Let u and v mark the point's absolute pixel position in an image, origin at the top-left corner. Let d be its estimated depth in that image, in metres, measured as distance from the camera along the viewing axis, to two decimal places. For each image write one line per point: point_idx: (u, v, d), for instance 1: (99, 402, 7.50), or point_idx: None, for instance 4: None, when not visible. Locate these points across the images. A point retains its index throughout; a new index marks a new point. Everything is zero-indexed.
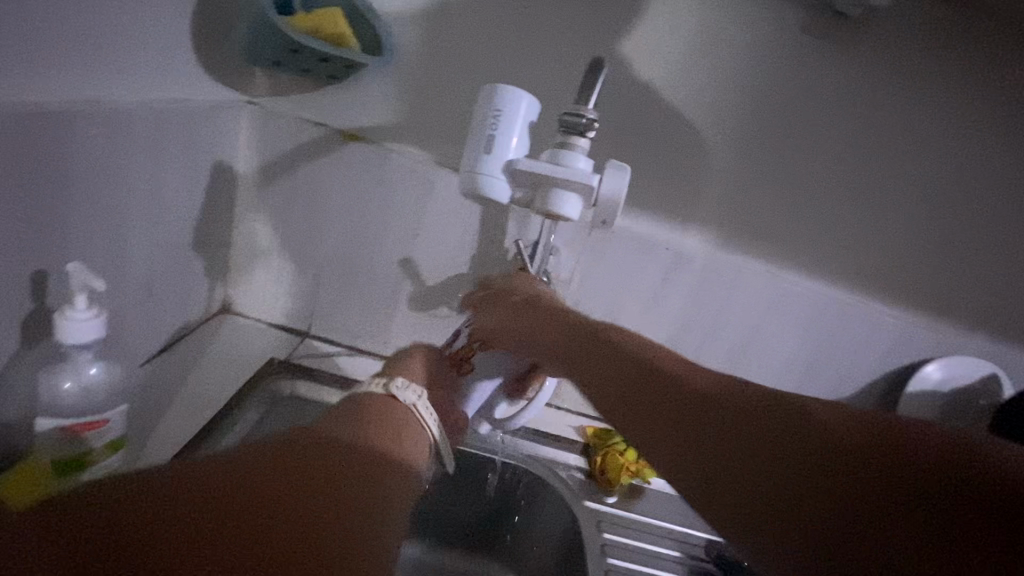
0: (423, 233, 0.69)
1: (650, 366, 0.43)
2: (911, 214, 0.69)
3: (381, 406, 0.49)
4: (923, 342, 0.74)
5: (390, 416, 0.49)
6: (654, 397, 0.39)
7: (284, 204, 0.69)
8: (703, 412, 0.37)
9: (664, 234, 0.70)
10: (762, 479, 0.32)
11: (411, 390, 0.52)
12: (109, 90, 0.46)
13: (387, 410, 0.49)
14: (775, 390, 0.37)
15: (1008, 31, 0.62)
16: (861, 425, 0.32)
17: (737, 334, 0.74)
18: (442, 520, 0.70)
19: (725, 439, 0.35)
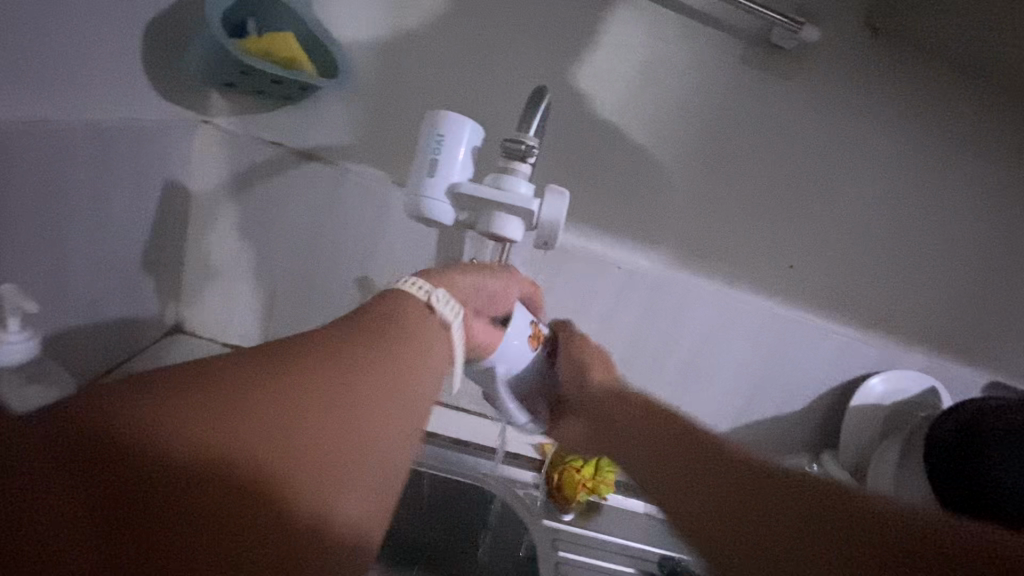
0: (380, 253, 0.69)
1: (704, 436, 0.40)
2: (850, 234, 0.72)
3: (402, 301, 0.43)
4: (866, 357, 0.77)
5: (407, 325, 0.42)
6: (706, 497, 0.35)
7: (238, 223, 0.69)
8: (761, 500, 0.33)
9: (619, 254, 0.71)
10: None
11: (448, 302, 0.44)
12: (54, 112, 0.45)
13: (405, 312, 0.43)
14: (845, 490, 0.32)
15: (932, 64, 0.67)
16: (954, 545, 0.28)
17: (690, 351, 0.75)
18: (399, 542, 0.70)
19: (753, 519, 0.32)
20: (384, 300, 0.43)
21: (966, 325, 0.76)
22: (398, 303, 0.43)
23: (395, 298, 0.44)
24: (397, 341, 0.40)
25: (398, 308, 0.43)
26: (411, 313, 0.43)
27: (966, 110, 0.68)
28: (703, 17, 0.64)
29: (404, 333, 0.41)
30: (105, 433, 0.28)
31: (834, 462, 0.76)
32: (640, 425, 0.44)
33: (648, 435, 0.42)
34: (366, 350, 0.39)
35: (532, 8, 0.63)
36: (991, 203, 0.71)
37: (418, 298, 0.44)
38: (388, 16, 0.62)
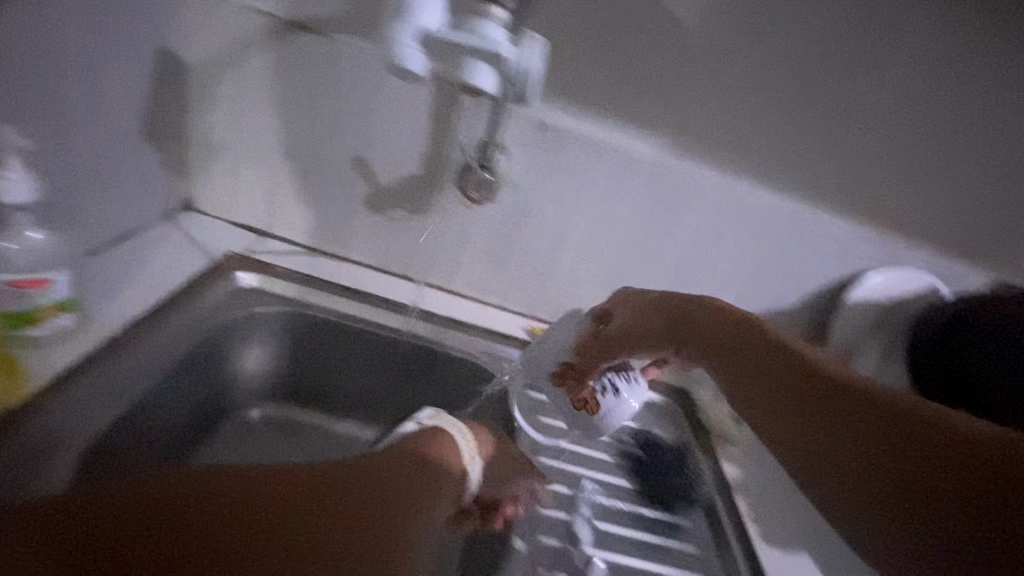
0: (374, 131, 0.69)
1: (807, 359, 0.50)
2: (860, 121, 0.69)
3: (442, 451, 0.49)
4: (866, 253, 0.75)
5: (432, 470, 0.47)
6: (871, 406, 0.44)
7: (235, 99, 0.69)
8: (843, 415, 0.45)
9: (617, 137, 0.69)
10: (929, 517, 0.39)
11: (469, 440, 0.53)
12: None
13: (453, 450, 0.50)
14: (909, 407, 0.43)
15: None
16: (978, 441, 0.40)
17: (683, 241, 0.76)
18: (398, 410, 0.75)
19: (836, 416, 0.45)
20: (430, 443, 0.50)
21: (975, 222, 0.74)
22: (448, 446, 0.50)
23: (440, 441, 0.50)
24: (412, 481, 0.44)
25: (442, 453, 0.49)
26: (430, 457, 0.48)
27: None
28: None
29: (432, 471, 0.47)
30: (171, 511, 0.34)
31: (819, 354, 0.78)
32: (758, 350, 0.52)
33: (762, 363, 0.51)
34: (421, 446, 0.48)
35: None
36: (1012, 88, 0.67)
37: (461, 442, 0.52)
38: None
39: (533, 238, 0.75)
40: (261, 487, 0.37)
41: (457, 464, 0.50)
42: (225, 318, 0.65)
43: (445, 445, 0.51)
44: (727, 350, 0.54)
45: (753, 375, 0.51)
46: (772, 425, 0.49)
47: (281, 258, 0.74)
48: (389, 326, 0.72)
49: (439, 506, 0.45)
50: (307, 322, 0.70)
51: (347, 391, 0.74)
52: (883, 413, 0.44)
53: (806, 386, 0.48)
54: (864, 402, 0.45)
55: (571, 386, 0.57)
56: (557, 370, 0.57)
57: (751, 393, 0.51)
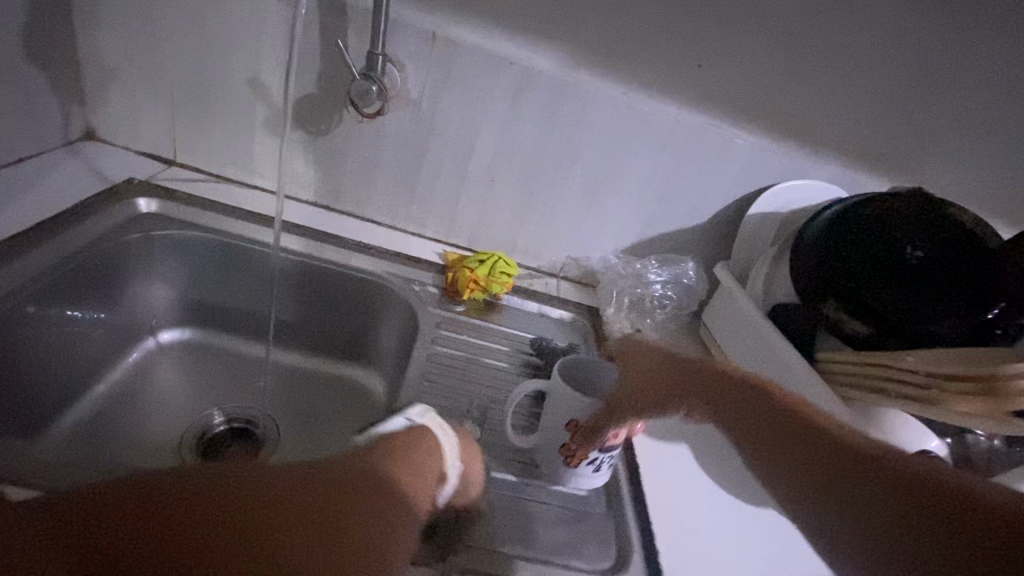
0: (266, 49, 0.69)
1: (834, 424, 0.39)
2: (758, 27, 0.68)
3: (415, 460, 0.39)
4: (772, 166, 0.75)
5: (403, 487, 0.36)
6: (883, 478, 0.35)
7: (121, 18, 0.68)
8: (867, 490, 0.35)
9: (512, 50, 0.69)
10: None
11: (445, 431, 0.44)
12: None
13: (433, 449, 0.41)
14: (918, 465, 0.35)
15: None
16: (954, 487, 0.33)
17: (589, 159, 0.75)
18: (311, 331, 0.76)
19: (853, 502, 0.35)
20: (410, 444, 0.40)
21: (879, 130, 0.73)
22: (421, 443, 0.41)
23: (416, 444, 0.41)
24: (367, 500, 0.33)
25: (420, 452, 0.40)
26: (408, 472, 0.38)
27: None
28: None
29: (412, 481, 0.38)
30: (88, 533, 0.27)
31: (726, 270, 0.79)
32: (755, 395, 0.43)
33: (742, 400, 0.43)
34: (388, 460, 0.37)
35: None
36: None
37: (438, 440, 0.43)
38: None
39: (438, 159, 0.75)
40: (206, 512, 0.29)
41: (440, 463, 0.41)
42: (125, 238, 0.67)
43: (426, 445, 0.41)
44: (714, 394, 0.45)
45: (773, 448, 0.39)
46: (766, 468, 0.39)
47: (187, 185, 0.75)
48: (294, 249, 0.73)
49: (414, 541, 0.34)
50: (213, 244, 0.72)
51: (260, 315, 0.75)
52: (927, 492, 0.33)
53: (820, 438, 0.38)
54: (888, 500, 0.34)
55: (579, 441, 0.51)
56: (567, 424, 0.52)
57: (777, 449, 0.39)
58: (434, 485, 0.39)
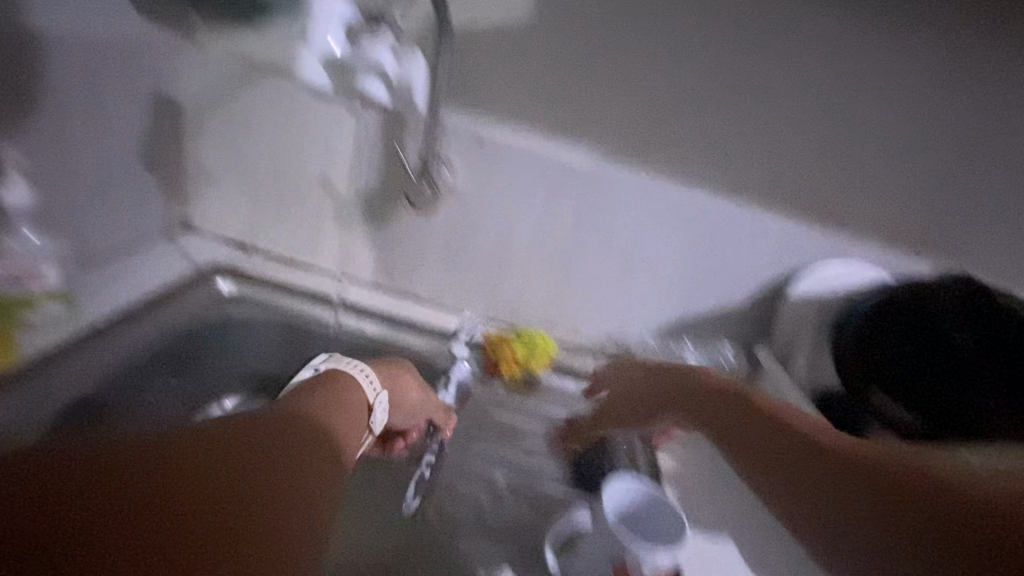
0: (335, 155, 0.79)
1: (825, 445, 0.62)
2: (793, 123, 0.70)
3: (333, 405, 0.64)
4: (810, 251, 0.76)
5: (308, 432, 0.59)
6: (877, 483, 0.59)
7: (218, 133, 0.79)
8: (850, 481, 0.60)
9: (550, 149, 0.75)
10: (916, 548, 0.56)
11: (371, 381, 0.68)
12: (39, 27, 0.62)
13: (351, 393, 0.66)
14: (923, 466, 0.59)
15: None
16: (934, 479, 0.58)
17: (624, 245, 0.79)
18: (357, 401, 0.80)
19: (907, 516, 0.57)
20: (328, 389, 0.65)
21: (925, 215, 0.72)
22: (343, 385, 0.67)
23: (344, 389, 0.67)
24: (293, 436, 0.58)
25: (341, 393, 0.66)
26: (313, 412, 0.62)
27: None
28: None
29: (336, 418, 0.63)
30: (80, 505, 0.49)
31: (769, 352, 0.78)
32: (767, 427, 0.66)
33: (793, 450, 0.63)
34: (314, 399, 0.64)
35: None
36: (959, 73, 0.65)
37: (364, 390, 0.67)
38: None
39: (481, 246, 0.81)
40: (170, 463, 0.53)
41: (356, 395, 0.67)
42: (212, 316, 0.77)
43: (347, 388, 0.67)
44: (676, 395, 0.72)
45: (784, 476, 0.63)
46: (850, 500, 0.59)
47: (262, 268, 0.84)
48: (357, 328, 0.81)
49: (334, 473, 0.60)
50: (276, 321, 0.79)
51: None
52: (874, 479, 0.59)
53: (886, 493, 0.58)
54: (832, 474, 0.61)
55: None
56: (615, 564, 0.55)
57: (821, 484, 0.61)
58: (355, 407, 0.66)
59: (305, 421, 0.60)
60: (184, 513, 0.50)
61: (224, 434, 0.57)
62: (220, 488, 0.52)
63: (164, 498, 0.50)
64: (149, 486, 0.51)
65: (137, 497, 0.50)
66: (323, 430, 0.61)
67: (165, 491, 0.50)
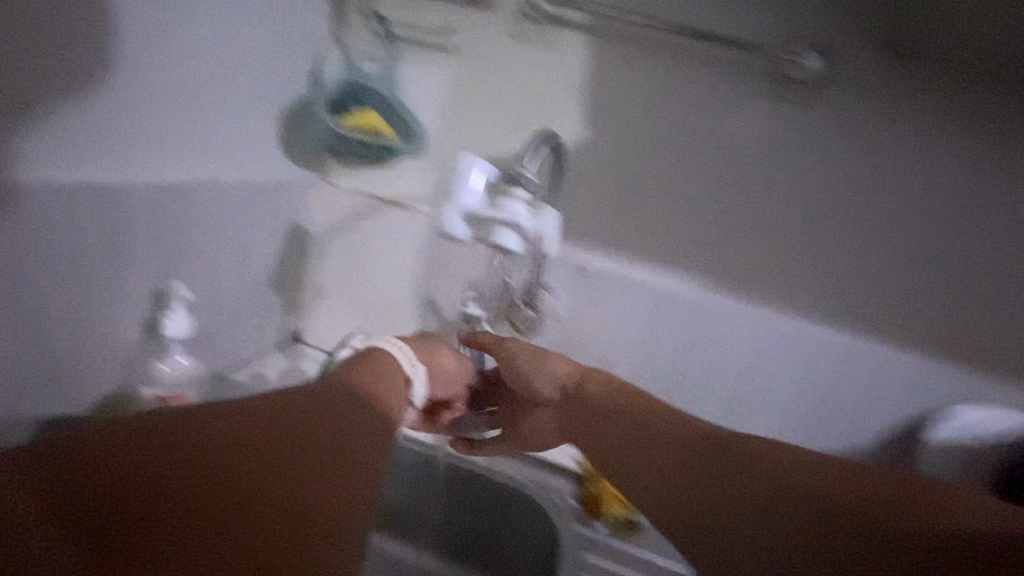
0: (441, 278, 0.84)
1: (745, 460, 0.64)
2: (905, 256, 0.68)
3: (378, 378, 0.63)
4: (940, 389, 0.70)
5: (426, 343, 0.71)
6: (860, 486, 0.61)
7: (335, 256, 0.86)
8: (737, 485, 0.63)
9: (650, 276, 0.77)
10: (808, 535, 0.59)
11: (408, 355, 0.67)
12: (146, 175, 0.62)
13: (393, 368, 0.65)
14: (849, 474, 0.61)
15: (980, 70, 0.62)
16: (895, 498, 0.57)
17: (726, 371, 0.77)
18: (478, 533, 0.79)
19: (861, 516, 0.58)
20: (372, 362, 0.65)
21: None
22: (387, 366, 0.65)
23: (381, 361, 0.65)
24: (336, 399, 0.62)
25: (381, 370, 0.64)
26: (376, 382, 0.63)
27: None
28: (720, 61, 0.71)
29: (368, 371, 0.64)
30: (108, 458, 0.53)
31: None
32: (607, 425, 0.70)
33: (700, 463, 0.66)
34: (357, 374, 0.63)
35: (565, 68, 0.76)
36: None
37: (401, 364, 0.65)
38: (451, 93, 0.80)
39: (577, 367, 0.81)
40: (201, 451, 0.57)
41: (396, 371, 0.65)
42: None
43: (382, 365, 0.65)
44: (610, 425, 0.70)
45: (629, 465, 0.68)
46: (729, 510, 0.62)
47: None
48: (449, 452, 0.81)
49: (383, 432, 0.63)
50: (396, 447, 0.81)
51: (422, 516, 0.83)
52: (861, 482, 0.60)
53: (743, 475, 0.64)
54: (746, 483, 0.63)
55: None
56: None
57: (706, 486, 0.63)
58: (394, 384, 0.64)
59: (331, 390, 0.62)
60: (201, 480, 0.55)
61: (218, 428, 0.59)
62: (248, 468, 0.58)
63: (198, 469, 0.55)
64: (156, 460, 0.54)
65: (163, 462, 0.54)
66: (366, 397, 0.62)
67: (175, 475, 0.54)
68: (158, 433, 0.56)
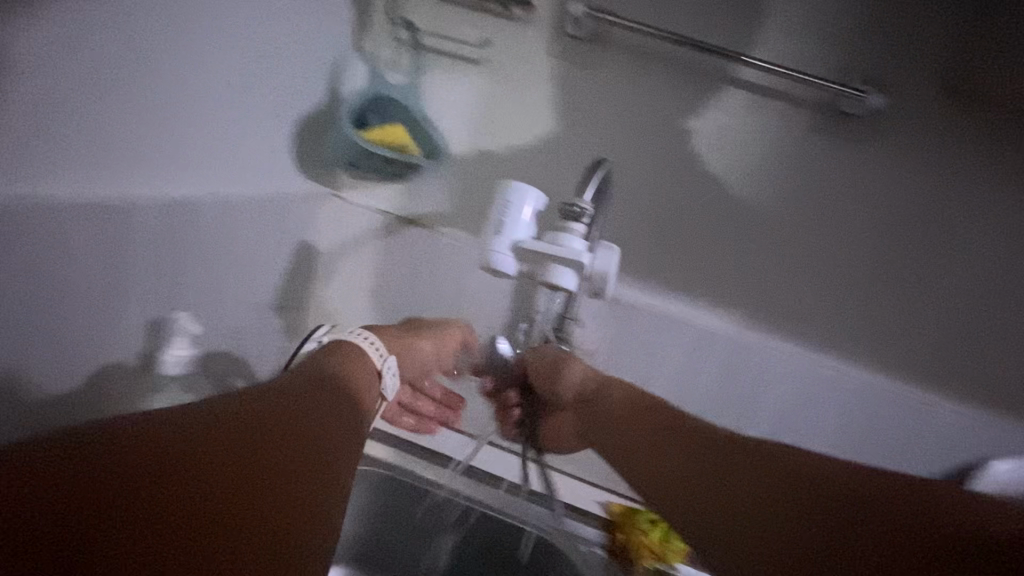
0: (463, 306, 0.78)
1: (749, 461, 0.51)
2: (948, 301, 0.68)
3: (349, 371, 0.54)
4: (981, 439, 0.68)
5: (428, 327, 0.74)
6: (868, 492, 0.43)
7: (348, 277, 0.81)
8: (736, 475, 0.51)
9: (687, 313, 0.73)
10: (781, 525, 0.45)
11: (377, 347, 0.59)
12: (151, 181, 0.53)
13: (362, 362, 0.56)
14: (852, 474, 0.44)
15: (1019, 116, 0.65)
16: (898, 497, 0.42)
17: (766, 418, 0.72)
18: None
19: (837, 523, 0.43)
20: (340, 359, 0.55)
21: None
22: (357, 358, 0.56)
23: (353, 358, 0.56)
24: (335, 390, 0.51)
25: (352, 363, 0.55)
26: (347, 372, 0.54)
27: None
28: (767, 94, 0.70)
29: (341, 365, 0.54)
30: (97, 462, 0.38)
31: None
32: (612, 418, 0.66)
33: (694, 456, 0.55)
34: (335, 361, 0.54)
35: (609, 89, 0.73)
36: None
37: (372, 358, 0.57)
38: (483, 110, 0.75)
39: None
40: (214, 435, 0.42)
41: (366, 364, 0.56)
42: None
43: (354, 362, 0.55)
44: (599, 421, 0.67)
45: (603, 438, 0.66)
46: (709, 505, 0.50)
47: None
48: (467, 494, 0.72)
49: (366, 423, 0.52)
50: (415, 493, 0.72)
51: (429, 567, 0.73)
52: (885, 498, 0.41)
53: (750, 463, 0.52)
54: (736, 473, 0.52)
55: None
56: None
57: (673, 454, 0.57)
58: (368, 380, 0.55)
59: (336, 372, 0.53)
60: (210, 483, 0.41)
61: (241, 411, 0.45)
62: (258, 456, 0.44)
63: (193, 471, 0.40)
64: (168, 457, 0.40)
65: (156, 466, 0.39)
66: (344, 392, 0.52)
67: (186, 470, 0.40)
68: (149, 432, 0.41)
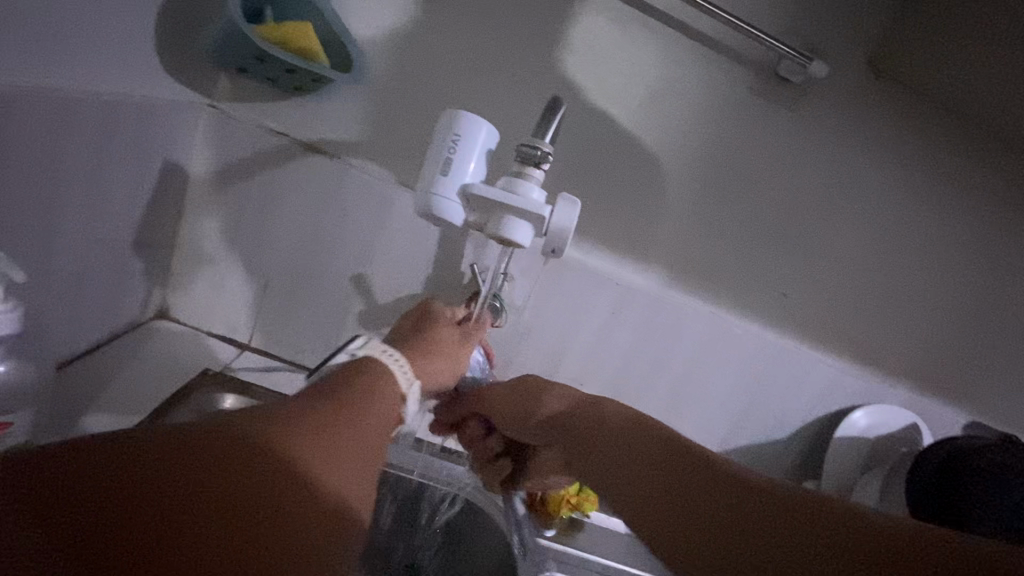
0: (378, 251, 0.68)
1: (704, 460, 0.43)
2: (845, 268, 0.73)
3: (367, 395, 0.41)
4: (852, 391, 0.77)
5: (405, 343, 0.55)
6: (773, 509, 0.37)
7: (231, 211, 0.66)
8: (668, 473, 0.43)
9: (617, 269, 0.70)
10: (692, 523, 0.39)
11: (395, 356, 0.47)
12: None
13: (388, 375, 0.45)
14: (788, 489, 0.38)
15: (922, 97, 0.70)
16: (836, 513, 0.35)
17: (682, 372, 0.74)
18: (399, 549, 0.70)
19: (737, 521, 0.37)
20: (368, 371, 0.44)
21: (953, 364, 0.78)
22: (380, 376, 0.44)
23: (371, 375, 0.44)
24: (368, 404, 0.40)
25: (382, 381, 0.44)
26: (377, 387, 0.43)
27: (961, 149, 0.72)
28: (715, 46, 0.67)
29: (379, 379, 0.44)
30: (107, 474, 0.28)
31: None
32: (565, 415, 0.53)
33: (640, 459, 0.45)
34: (364, 375, 0.43)
35: (555, 15, 0.64)
36: (980, 245, 0.74)
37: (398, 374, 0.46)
38: (410, 19, 0.63)
39: (530, 361, 0.73)
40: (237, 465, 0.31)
41: (394, 380, 0.45)
42: None
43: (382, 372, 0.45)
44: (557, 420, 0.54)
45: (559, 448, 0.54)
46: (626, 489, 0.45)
47: (264, 377, 0.68)
48: None
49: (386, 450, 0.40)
50: None
51: None
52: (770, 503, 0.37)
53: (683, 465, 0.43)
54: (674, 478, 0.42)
55: None
56: None
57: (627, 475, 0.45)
58: (393, 397, 0.44)
59: (357, 393, 0.40)
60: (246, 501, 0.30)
61: (268, 433, 0.33)
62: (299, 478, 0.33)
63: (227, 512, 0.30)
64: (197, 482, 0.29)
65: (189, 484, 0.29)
66: (375, 402, 0.41)
67: (214, 501, 0.29)
68: (138, 456, 0.29)
